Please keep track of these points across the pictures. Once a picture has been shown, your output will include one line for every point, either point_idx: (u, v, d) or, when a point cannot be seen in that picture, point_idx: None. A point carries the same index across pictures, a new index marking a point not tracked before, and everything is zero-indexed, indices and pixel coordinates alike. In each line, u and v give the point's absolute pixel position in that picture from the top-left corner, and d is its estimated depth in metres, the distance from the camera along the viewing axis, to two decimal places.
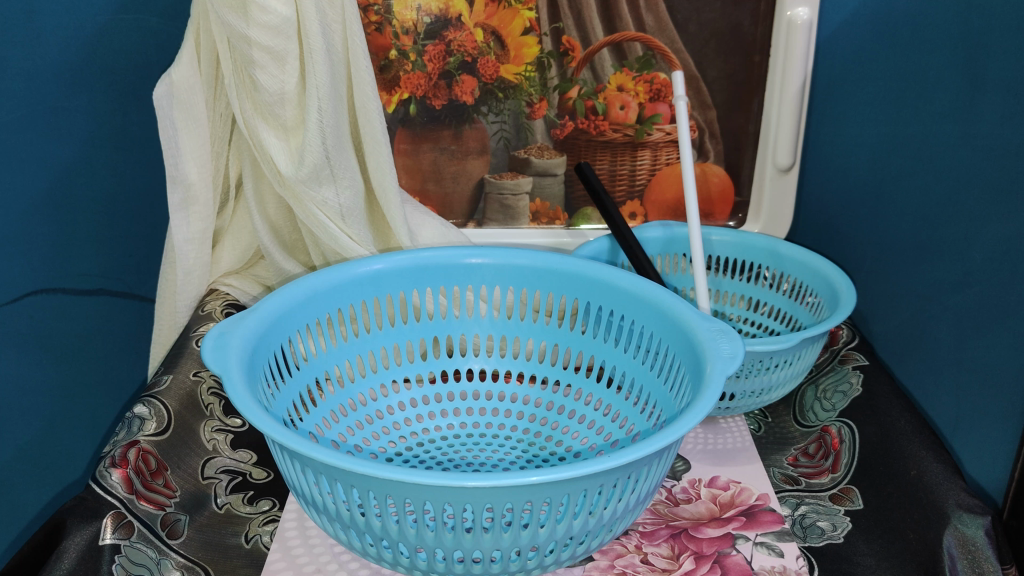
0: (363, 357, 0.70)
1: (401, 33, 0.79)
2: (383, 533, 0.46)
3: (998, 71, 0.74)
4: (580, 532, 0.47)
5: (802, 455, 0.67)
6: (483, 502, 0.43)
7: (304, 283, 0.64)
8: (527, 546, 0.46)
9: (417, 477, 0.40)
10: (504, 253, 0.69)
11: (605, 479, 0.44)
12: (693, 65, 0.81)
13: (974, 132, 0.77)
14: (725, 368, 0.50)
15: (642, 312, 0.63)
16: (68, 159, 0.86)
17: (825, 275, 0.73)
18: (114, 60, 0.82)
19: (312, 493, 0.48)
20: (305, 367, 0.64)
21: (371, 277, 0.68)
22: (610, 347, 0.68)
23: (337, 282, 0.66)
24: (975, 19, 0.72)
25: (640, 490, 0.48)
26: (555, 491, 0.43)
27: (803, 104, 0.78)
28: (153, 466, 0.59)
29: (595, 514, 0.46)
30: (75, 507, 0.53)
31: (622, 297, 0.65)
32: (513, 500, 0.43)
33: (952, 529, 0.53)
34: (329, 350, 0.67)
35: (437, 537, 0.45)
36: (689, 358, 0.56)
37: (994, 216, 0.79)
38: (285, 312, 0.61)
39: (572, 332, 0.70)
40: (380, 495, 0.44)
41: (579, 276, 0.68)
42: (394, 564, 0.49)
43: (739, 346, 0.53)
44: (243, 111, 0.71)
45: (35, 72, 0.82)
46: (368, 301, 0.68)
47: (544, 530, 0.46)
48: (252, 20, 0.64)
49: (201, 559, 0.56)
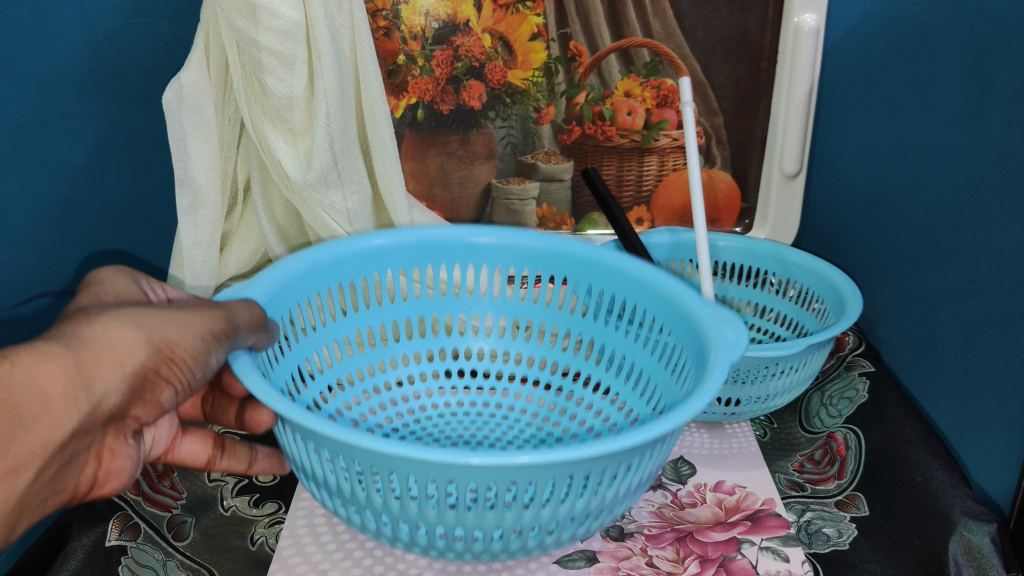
0: (361, 333, 0.69)
1: (410, 38, 0.80)
2: (386, 509, 0.46)
3: (1009, 77, 0.67)
4: (581, 513, 0.47)
5: (808, 461, 0.66)
6: (486, 482, 0.43)
7: (309, 253, 0.63)
8: (528, 526, 0.46)
9: (422, 453, 0.40)
10: (509, 235, 0.69)
11: (610, 461, 0.44)
12: (700, 72, 0.82)
13: (982, 138, 0.71)
14: (730, 356, 0.50)
15: (645, 294, 0.63)
16: (76, 162, 0.84)
17: (830, 281, 0.73)
18: (124, 65, 0.84)
19: (312, 465, 0.48)
20: (306, 339, 0.64)
21: (373, 252, 0.67)
22: (611, 330, 0.68)
23: (341, 255, 0.65)
24: (984, 27, 0.68)
25: (643, 474, 0.48)
26: (558, 472, 0.43)
27: (809, 115, 0.81)
28: (160, 469, 0.62)
29: (597, 496, 0.46)
30: (82, 509, 0.57)
31: (626, 280, 0.65)
32: (517, 480, 0.43)
33: (958, 535, 0.54)
34: (330, 322, 0.66)
35: (438, 514, 0.45)
36: (690, 340, 0.56)
37: (999, 223, 0.71)
38: (293, 278, 0.61)
39: (574, 316, 0.70)
40: (383, 471, 0.44)
41: (582, 258, 0.67)
42: (392, 539, 0.49)
43: (743, 334, 0.53)
44: (251, 115, 0.72)
45: (44, 74, 0.80)
46: (369, 277, 0.68)
47: (546, 510, 0.45)
48: (261, 24, 0.64)
49: (207, 561, 0.57)
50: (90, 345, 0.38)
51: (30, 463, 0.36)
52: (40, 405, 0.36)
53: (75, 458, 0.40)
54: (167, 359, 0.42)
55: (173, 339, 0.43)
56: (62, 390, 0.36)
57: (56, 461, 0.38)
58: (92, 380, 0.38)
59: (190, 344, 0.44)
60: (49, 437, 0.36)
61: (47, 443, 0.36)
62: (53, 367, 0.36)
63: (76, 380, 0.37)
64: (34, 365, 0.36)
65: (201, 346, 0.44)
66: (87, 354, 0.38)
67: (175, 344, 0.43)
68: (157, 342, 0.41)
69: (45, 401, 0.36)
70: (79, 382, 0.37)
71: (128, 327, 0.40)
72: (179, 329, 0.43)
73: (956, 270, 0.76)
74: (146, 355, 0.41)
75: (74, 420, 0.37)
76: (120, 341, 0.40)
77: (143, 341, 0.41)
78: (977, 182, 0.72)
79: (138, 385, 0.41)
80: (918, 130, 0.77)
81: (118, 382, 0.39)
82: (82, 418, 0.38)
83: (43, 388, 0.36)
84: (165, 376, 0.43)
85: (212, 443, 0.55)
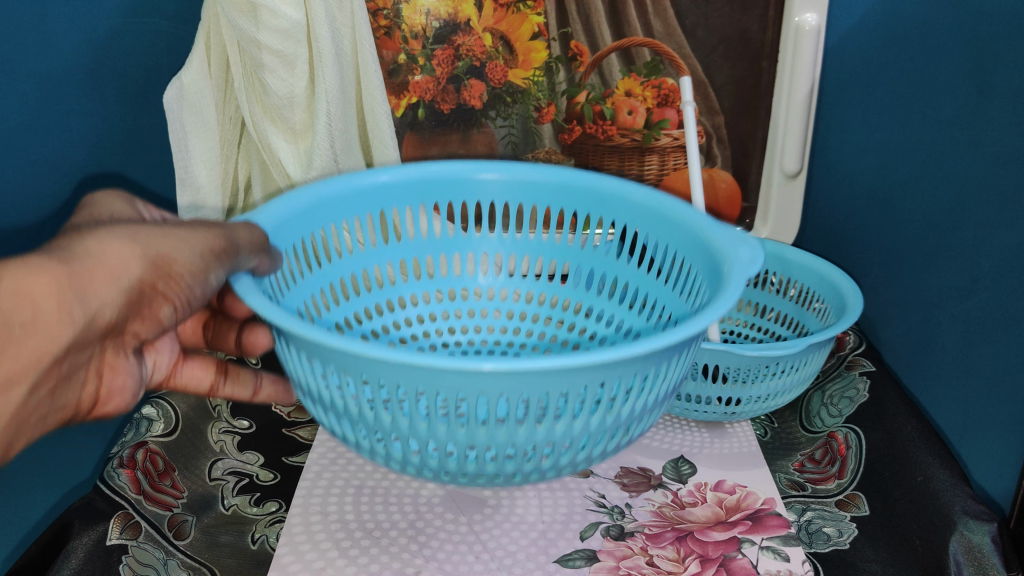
0: (367, 270, 0.68)
1: (410, 38, 0.79)
2: (395, 428, 0.45)
3: (1009, 78, 0.72)
4: (596, 431, 0.46)
5: (808, 460, 0.67)
6: (499, 394, 0.42)
7: (317, 186, 0.60)
8: (543, 443, 0.45)
9: (433, 361, 0.38)
10: (517, 168, 0.65)
11: (625, 370, 0.42)
12: (701, 71, 0.81)
13: (983, 139, 0.75)
14: (746, 271, 0.49)
15: (658, 225, 0.61)
16: (77, 163, 0.82)
17: (832, 282, 0.74)
18: (126, 63, 0.79)
19: (318, 387, 0.46)
20: (314, 274, 0.62)
21: (379, 191, 0.64)
22: (623, 263, 0.67)
23: (347, 191, 0.62)
24: (982, 29, 0.72)
25: (659, 389, 0.47)
26: (573, 382, 0.41)
27: (812, 115, 0.80)
28: (161, 467, 0.62)
29: (612, 411, 0.45)
30: (81, 508, 0.56)
31: (635, 212, 0.63)
32: (531, 392, 0.42)
33: (958, 535, 0.54)
34: (338, 258, 0.65)
35: (450, 432, 0.44)
36: (709, 270, 0.54)
37: (1000, 222, 0.76)
38: (302, 210, 0.59)
39: (586, 251, 0.69)
40: (392, 386, 0.42)
41: (593, 191, 0.64)
42: (401, 465, 0.48)
43: (758, 251, 0.51)
44: (252, 114, 0.72)
45: (43, 72, 0.77)
46: (375, 216, 0.65)
47: (560, 426, 0.44)
48: (262, 23, 0.64)
49: (207, 560, 0.57)
50: (83, 259, 0.39)
51: (23, 376, 0.37)
52: (31, 316, 0.36)
53: (72, 373, 0.42)
54: (162, 273, 0.42)
55: (170, 255, 0.43)
56: (55, 303, 0.37)
57: (54, 374, 0.40)
58: (85, 294, 0.38)
59: (188, 261, 0.43)
60: (44, 349, 0.37)
61: (42, 358, 0.38)
62: (43, 280, 0.37)
63: (67, 293, 0.37)
64: (24, 276, 0.36)
65: (199, 264, 0.44)
66: (78, 268, 0.38)
67: (171, 260, 0.43)
68: (152, 257, 0.42)
69: (37, 313, 0.37)
70: (72, 296, 0.38)
71: (123, 241, 0.41)
72: (177, 245, 0.43)
73: (955, 272, 0.80)
74: (139, 272, 0.41)
75: (68, 332, 0.38)
76: (114, 255, 0.40)
77: (138, 257, 0.41)
78: (979, 182, 0.76)
79: (132, 300, 0.41)
80: (919, 129, 0.78)
81: (112, 296, 0.40)
82: (76, 332, 0.38)
83: (33, 300, 0.36)
84: (161, 291, 0.43)
85: (214, 368, 0.57)
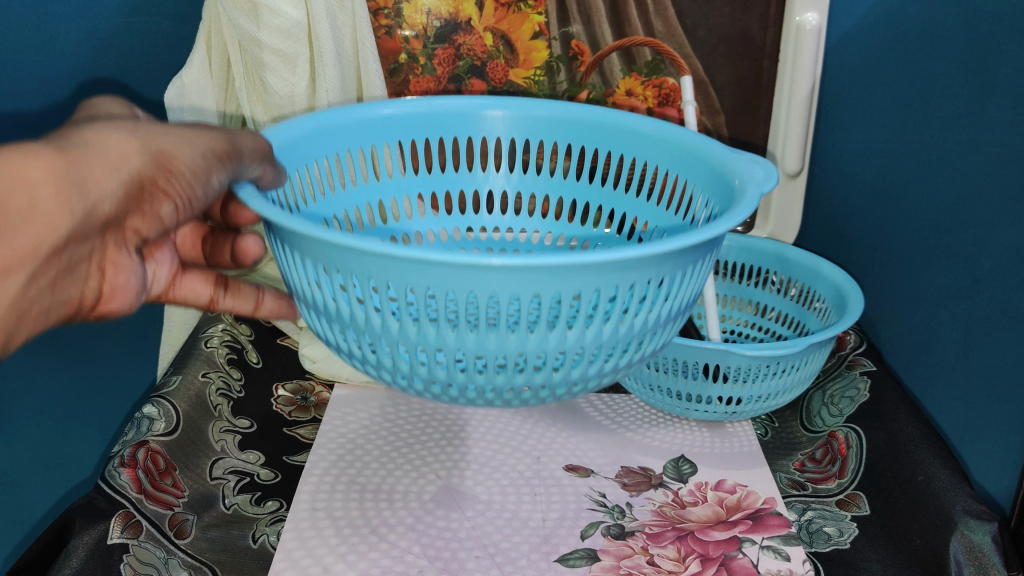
0: (372, 205, 0.63)
1: (412, 37, 0.79)
2: (401, 337, 0.42)
3: (1009, 75, 0.72)
4: (610, 342, 0.43)
5: (809, 460, 0.67)
6: (511, 293, 0.39)
7: (319, 115, 0.55)
8: (556, 352, 0.42)
9: (440, 256, 0.36)
10: (523, 103, 0.61)
11: (639, 273, 0.40)
12: (702, 71, 0.81)
13: (983, 138, 0.75)
14: (760, 186, 0.46)
15: (664, 155, 0.57)
16: None
17: (832, 281, 0.74)
18: (126, 62, 0.83)
19: (318, 297, 0.44)
20: (316, 207, 0.57)
21: (382, 124, 0.59)
22: (629, 199, 0.63)
23: (351, 123, 0.57)
24: (983, 28, 0.72)
25: (674, 301, 0.44)
26: (585, 281, 0.39)
27: (813, 114, 0.80)
28: (162, 467, 0.62)
29: (626, 320, 0.42)
30: (82, 507, 0.56)
31: (642, 140, 0.58)
32: (543, 291, 0.39)
33: (959, 534, 0.54)
34: (340, 191, 0.60)
35: (459, 338, 0.41)
36: (720, 194, 0.50)
37: (1003, 222, 0.77)
38: (302, 141, 0.54)
39: (591, 188, 0.65)
40: (397, 287, 0.39)
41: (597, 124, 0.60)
42: (406, 383, 0.45)
43: (772, 171, 0.48)
44: (253, 113, 0.72)
45: (44, 74, 0.82)
46: (379, 150, 0.60)
47: (573, 333, 0.41)
48: (263, 22, 0.64)
49: (210, 560, 0.58)
50: (81, 148, 0.37)
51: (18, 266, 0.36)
52: (27, 203, 0.35)
53: (72, 266, 0.40)
54: (164, 170, 0.40)
55: (171, 151, 0.40)
56: (51, 191, 0.36)
57: (53, 266, 0.39)
58: (84, 184, 0.37)
59: (191, 159, 0.41)
60: (42, 239, 0.36)
61: (39, 247, 0.36)
62: (38, 165, 0.35)
63: (64, 180, 0.36)
64: (17, 161, 0.35)
65: (202, 164, 0.41)
66: (75, 156, 0.37)
67: (173, 155, 0.40)
68: (152, 152, 0.40)
69: (34, 199, 0.35)
70: (69, 184, 0.36)
71: (122, 133, 0.39)
72: (179, 142, 0.41)
73: (956, 271, 0.80)
74: (140, 165, 0.39)
75: (68, 223, 0.37)
76: (115, 146, 0.38)
77: (137, 151, 0.39)
78: (982, 180, 0.76)
79: (132, 195, 0.39)
80: (920, 129, 0.77)
81: (112, 189, 0.38)
82: (75, 223, 0.37)
83: (28, 185, 0.35)
84: (163, 188, 0.41)
85: (214, 280, 0.54)
